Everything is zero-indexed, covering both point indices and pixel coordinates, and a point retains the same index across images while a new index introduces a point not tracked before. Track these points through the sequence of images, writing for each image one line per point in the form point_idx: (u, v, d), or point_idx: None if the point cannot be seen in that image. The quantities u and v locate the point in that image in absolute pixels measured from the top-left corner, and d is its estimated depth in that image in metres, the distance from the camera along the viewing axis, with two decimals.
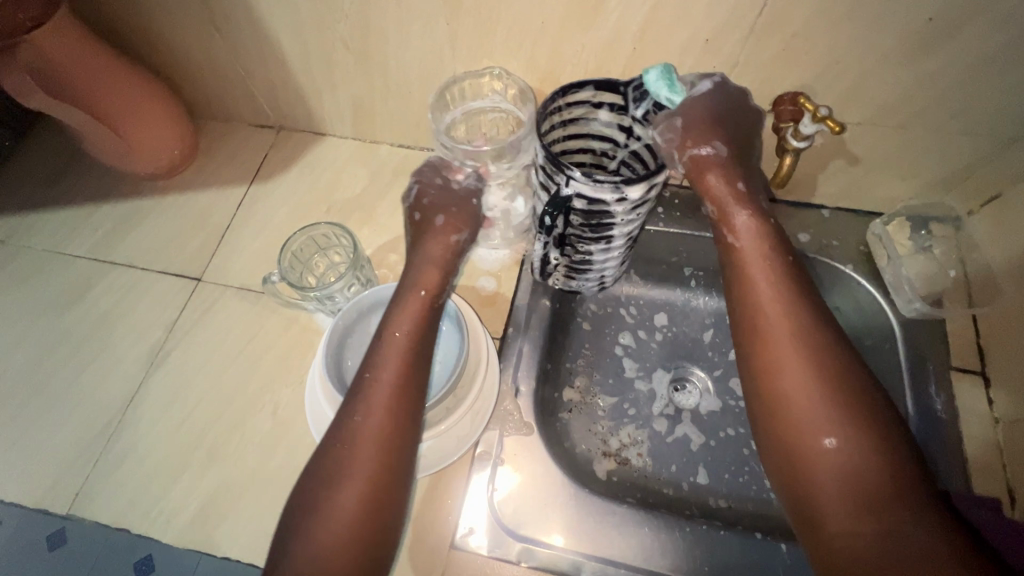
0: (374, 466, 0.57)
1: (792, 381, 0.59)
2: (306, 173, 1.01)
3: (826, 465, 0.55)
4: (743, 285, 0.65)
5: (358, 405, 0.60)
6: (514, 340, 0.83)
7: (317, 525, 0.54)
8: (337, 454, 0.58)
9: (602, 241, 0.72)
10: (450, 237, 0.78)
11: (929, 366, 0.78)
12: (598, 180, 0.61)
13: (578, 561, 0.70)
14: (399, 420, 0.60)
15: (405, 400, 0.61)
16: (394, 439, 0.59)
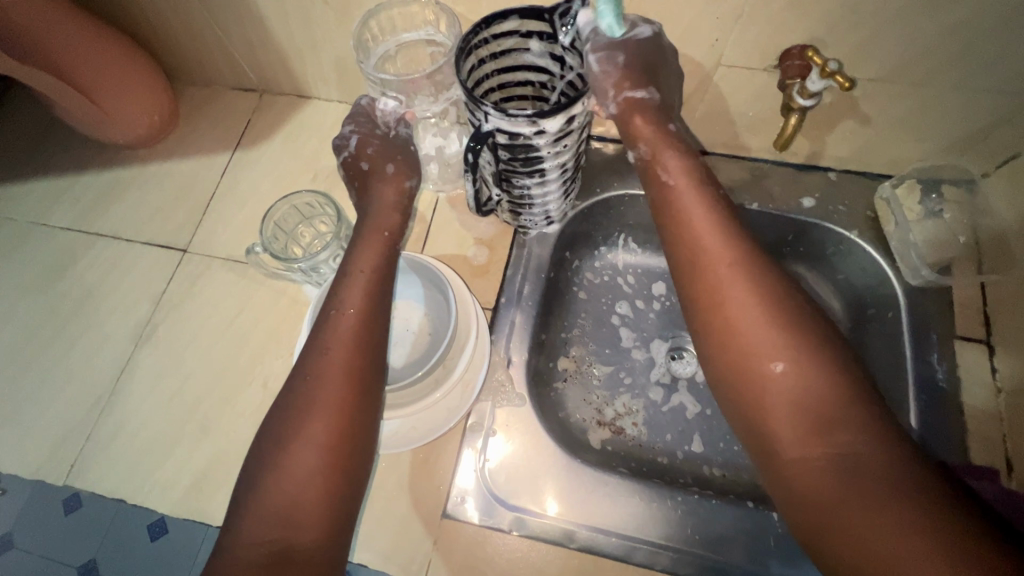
0: (341, 414, 0.58)
1: (739, 313, 0.59)
2: (292, 138, 0.97)
3: (775, 395, 0.55)
4: (682, 225, 0.64)
5: (318, 353, 0.61)
6: (506, 311, 0.81)
7: (285, 476, 0.56)
8: (299, 404, 0.59)
9: (534, 174, 0.72)
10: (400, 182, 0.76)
11: (932, 334, 0.76)
12: (512, 114, 0.62)
13: (571, 531, 0.70)
14: (355, 356, 0.61)
15: (363, 345, 0.62)
16: (354, 383, 0.60)
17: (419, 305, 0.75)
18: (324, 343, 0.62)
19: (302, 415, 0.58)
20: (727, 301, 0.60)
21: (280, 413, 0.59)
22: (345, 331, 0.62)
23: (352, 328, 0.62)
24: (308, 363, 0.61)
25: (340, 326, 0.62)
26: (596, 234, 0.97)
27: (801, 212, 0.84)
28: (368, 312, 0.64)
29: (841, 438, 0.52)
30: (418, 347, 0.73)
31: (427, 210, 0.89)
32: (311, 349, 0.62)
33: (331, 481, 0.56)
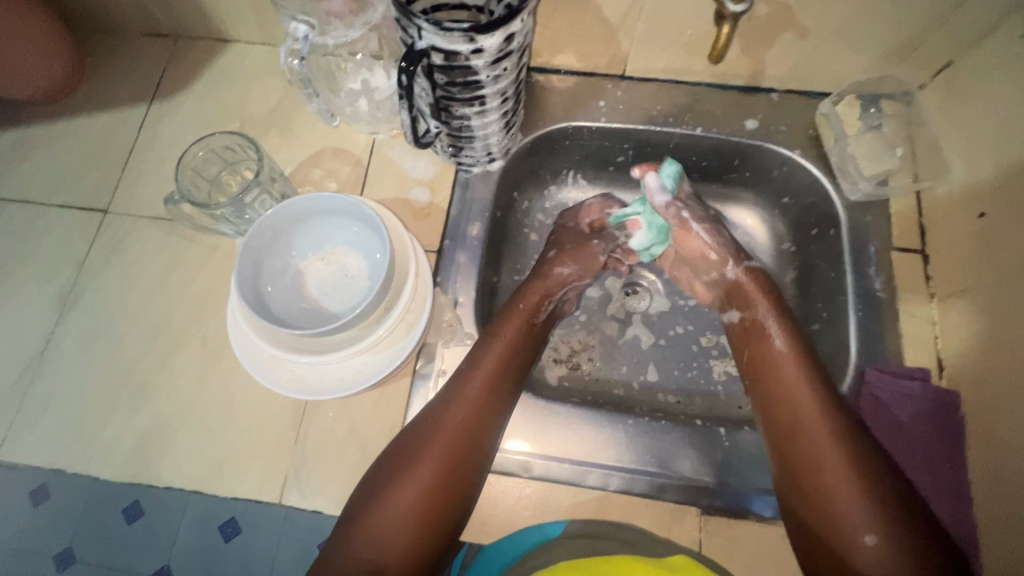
0: (457, 447, 0.65)
1: (797, 402, 0.66)
2: (213, 86, 0.90)
3: (831, 474, 0.60)
4: (772, 373, 0.69)
5: (454, 389, 0.69)
6: (451, 252, 0.79)
7: (398, 489, 0.62)
8: (426, 435, 0.65)
9: (474, 102, 0.66)
10: (557, 268, 0.83)
11: (871, 247, 0.77)
12: (446, 29, 0.55)
13: (526, 462, 0.70)
14: (449, 470, 0.64)
15: (505, 385, 0.70)
16: (489, 417, 0.68)
17: (352, 247, 0.71)
18: (457, 387, 0.69)
19: (414, 446, 0.65)
20: (791, 397, 0.66)
21: (414, 431, 0.66)
22: (487, 366, 0.70)
23: (490, 371, 0.70)
24: (449, 394, 0.68)
25: (480, 370, 0.70)
26: (542, 171, 0.95)
27: (743, 134, 0.84)
28: (513, 368, 0.72)
29: (886, 512, 0.57)
30: (356, 290, 0.70)
31: (363, 153, 0.84)
32: (456, 383, 0.69)
33: (433, 508, 0.62)
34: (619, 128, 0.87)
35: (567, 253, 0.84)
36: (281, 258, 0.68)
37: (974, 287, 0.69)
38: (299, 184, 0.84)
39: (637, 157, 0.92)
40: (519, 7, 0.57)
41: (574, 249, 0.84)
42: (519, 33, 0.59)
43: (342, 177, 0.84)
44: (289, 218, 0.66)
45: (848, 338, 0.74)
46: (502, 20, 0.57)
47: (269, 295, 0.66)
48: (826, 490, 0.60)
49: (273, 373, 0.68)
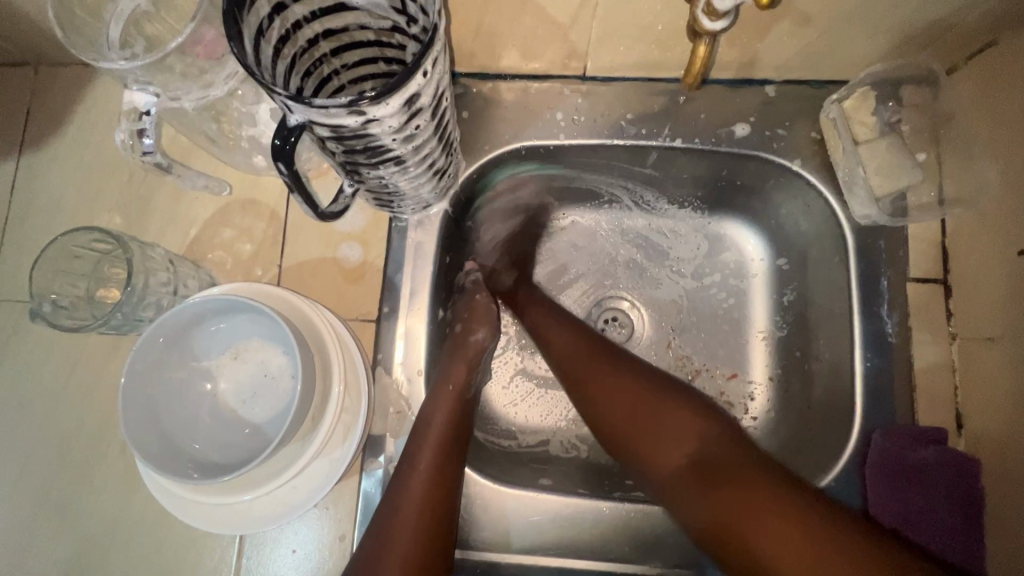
0: (416, 550, 0.55)
1: (730, 503, 0.52)
2: (87, 127, 0.71)
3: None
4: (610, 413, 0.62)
5: (396, 496, 0.58)
6: (391, 322, 0.68)
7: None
8: (375, 557, 0.55)
9: (386, 164, 0.53)
10: (469, 337, 0.69)
11: (882, 280, 0.65)
12: (323, 102, 0.41)
13: (493, 562, 0.63)
14: (418, 568, 0.55)
15: (449, 473, 0.60)
16: (439, 514, 0.58)
17: (269, 342, 0.60)
18: (397, 495, 0.58)
19: (364, 567, 0.54)
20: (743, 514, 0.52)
21: (357, 553, 0.56)
22: (429, 447, 0.61)
23: (428, 468, 0.60)
24: (391, 503, 0.58)
25: (420, 460, 0.60)
26: (497, 193, 0.78)
27: (731, 143, 0.69)
28: (452, 452, 0.62)
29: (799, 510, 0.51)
30: (281, 393, 0.59)
31: (278, 204, 0.70)
32: (393, 490, 0.59)
33: None
34: (582, 143, 0.72)
35: (476, 318, 0.71)
36: (181, 370, 0.56)
37: (1004, 338, 0.58)
38: (208, 248, 0.69)
39: (607, 172, 0.77)
40: (420, 58, 0.43)
41: (476, 310, 0.72)
42: (428, 87, 0.46)
43: (257, 236, 0.70)
44: (182, 326, 0.54)
45: (852, 390, 0.65)
46: (398, 81, 0.43)
47: (194, 445, 0.55)
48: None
49: (198, 510, 0.58)
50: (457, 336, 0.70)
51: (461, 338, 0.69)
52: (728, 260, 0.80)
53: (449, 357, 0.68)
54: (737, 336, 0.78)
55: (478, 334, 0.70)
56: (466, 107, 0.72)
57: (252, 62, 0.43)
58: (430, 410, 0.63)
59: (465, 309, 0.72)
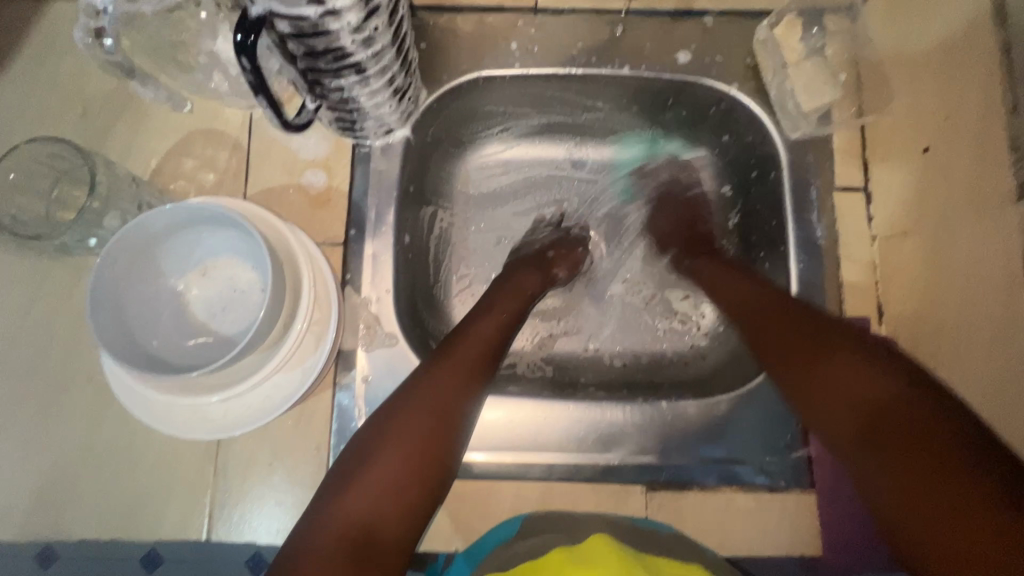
0: (435, 431, 0.56)
1: (873, 431, 0.50)
2: (37, 60, 0.71)
3: (945, 497, 0.44)
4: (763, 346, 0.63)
5: (415, 396, 0.57)
6: (358, 244, 0.70)
7: (359, 496, 0.51)
8: (391, 425, 0.55)
9: (347, 72, 0.55)
10: (553, 269, 0.77)
11: (812, 189, 0.72)
12: None
13: (464, 463, 0.66)
14: (433, 449, 0.55)
15: (471, 391, 0.59)
16: (454, 422, 0.57)
17: (237, 256, 0.61)
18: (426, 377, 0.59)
19: (366, 451, 0.54)
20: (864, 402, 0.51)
21: (361, 438, 0.55)
22: (471, 348, 0.62)
23: (465, 363, 0.60)
24: (407, 400, 0.57)
25: (455, 355, 0.61)
26: (459, 128, 0.81)
27: (675, 70, 0.75)
28: (480, 371, 0.61)
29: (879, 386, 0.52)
30: (249, 306, 0.61)
31: (241, 133, 0.71)
32: (421, 372, 0.59)
33: (412, 486, 0.53)
34: (536, 73, 0.75)
35: (561, 257, 0.79)
36: (149, 281, 0.57)
37: (916, 229, 0.65)
38: (170, 177, 0.69)
39: (563, 104, 0.81)
40: None
41: (566, 253, 0.80)
42: None
43: (219, 165, 0.71)
44: (150, 234, 0.55)
45: (788, 290, 0.71)
46: None
47: (155, 343, 0.56)
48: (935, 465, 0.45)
49: (169, 416, 0.60)
50: (545, 262, 0.77)
51: (546, 266, 0.77)
52: (679, 189, 0.85)
53: (521, 266, 0.75)
54: None
55: (558, 270, 0.78)
56: (424, 39, 0.75)
57: None
58: (477, 327, 0.64)
59: (556, 243, 0.81)
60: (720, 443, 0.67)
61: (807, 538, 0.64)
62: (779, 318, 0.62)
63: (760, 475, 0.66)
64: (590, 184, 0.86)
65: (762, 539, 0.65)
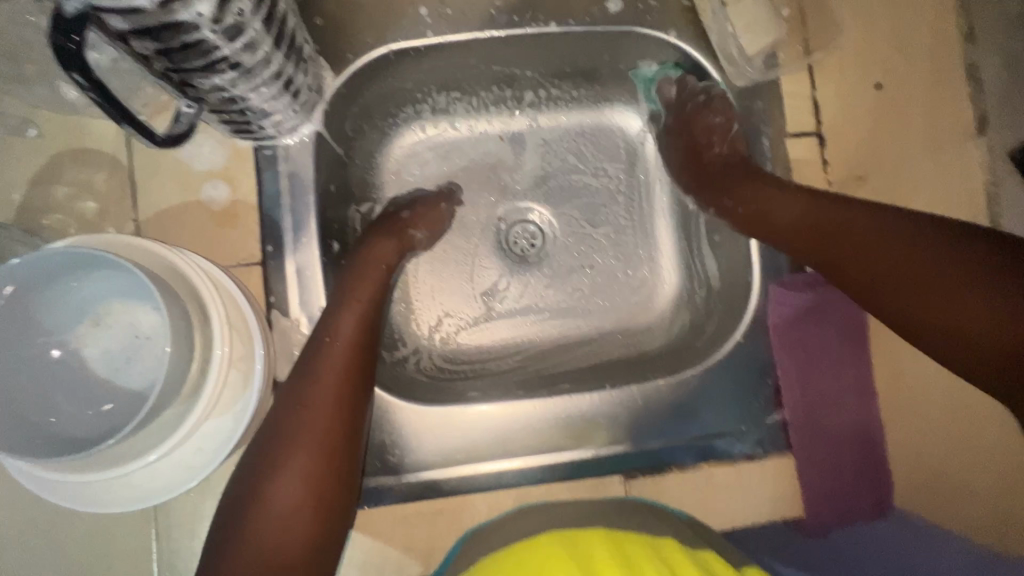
0: (333, 430, 0.52)
1: (905, 294, 0.50)
2: None
3: (957, 308, 0.46)
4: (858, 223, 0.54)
5: (294, 422, 0.51)
6: (279, 262, 0.62)
7: (255, 546, 0.47)
8: (287, 435, 0.50)
9: (217, 68, 0.46)
10: (409, 231, 0.68)
11: (764, 139, 0.67)
12: None
13: (434, 481, 0.62)
14: (338, 453, 0.52)
15: (358, 398, 0.54)
16: (348, 435, 0.53)
17: (132, 299, 0.53)
18: (313, 366, 0.54)
19: (250, 496, 0.49)
20: (868, 265, 0.52)
21: (243, 481, 0.50)
22: (351, 327, 0.57)
23: (350, 344, 0.56)
24: (287, 428, 0.51)
25: (342, 334, 0.56)
26: (378, 112, 0.72)
27: (606, 22, 0.68)
28: (358, 377, 0.55)
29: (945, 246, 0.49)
30: (158, 352, 0.53)
31: (119, 150, 0.61)
32: (309, 362, 0.54)
33: (323, 497, 0.50)
34: (454, 41, 0.67)
35: (421, 217, 0.70)
36: (27, 347, 0.48)
37: (871, 173, 0.62)
38: (40, 212, 0.59)
39: (488, 73, 0.73)
40: None
41: (423, 211, 0.71)
42: None
43: (99, 190, 0.61)
44: (12, 296, 0.45)
45: (749, 250, 0.67)
46: None
47: (51, 419, 0.48)
48: (921, 277, 0.49)
49: (91, 493, 0.52)
50: (399, 224, 0.68)
51: (401, 228, 0.68)
52: (625, 152, 0.79)
53: (375, 233, 0.66)
54: (644, 227, 0.79)
55: (416, 234, 0.69)
56: (318, 14, 0.64)
57: None
58: (336, 325, 0.56)
59: (416, 202, 0.72)
60: (696, 419, 0.65)
61: (786, 497, 0.64)
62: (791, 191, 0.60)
63: (736, 445, 0.65)
64: (531, 158, 0.80)
65: (745, 507, 0.64)
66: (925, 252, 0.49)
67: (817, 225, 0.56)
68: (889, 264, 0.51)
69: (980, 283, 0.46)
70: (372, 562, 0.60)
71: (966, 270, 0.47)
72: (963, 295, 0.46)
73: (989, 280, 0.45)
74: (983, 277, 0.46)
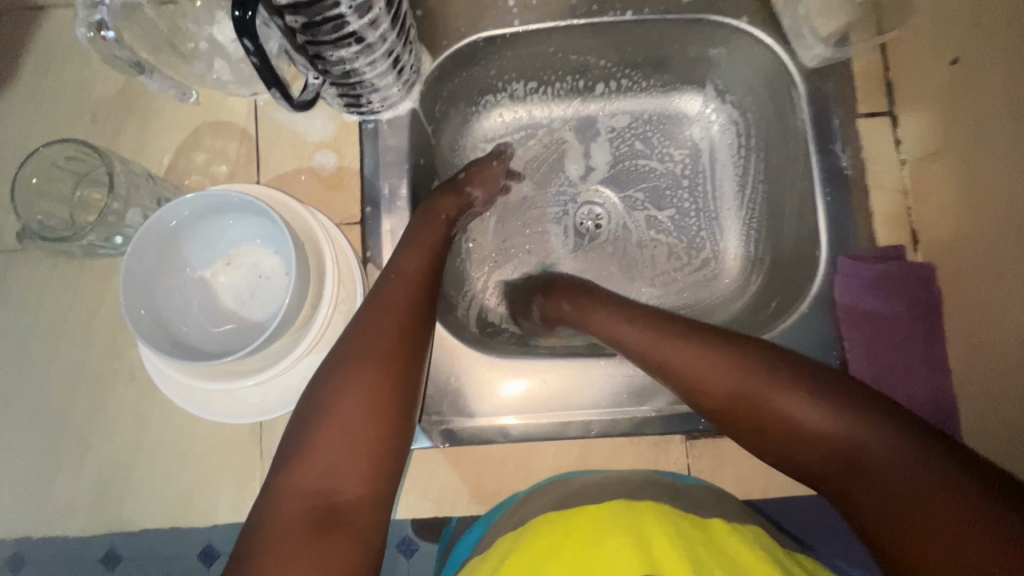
0: (396, 348, 0.53)
1: (865, 495, 0.47)
2: (48, 73, 0.72)
3: (867, 452, 0.48)
4: (758, 401, 0.53)
5: (357, 346, 0.53)
6: (375, 221, 0.70)
7: (318, 461, 0.47)
8: (352, 355, 0.52)
9: (346, 42, 0.54)
10: (467, 190, 0.73)
11: (834, 118, 0.69)
12: None
13: (504, 428, 0.66)
14: (399, 372, 0.52)
15: (420, 327, 0.57)
16: (410, 359, 0.54)
17: (258, 244, 0.62)
18: (380, 296, 0.57)
19: (316, 415, 0.49)
20: (795, 423, 0.51)
21: (310, 399, 0.51)
22: (416, 265, 0.61)
23: (415, 280, 0.60)
24: (351, 349, 0.53)
25: (407, 270, 0.61)
26: (463, 98, 0.80)
27: (679, 10, 0.72)
28: (419, 312, 0.58)
29: (871, 425, 0.49)
30: (275, 290, 0.62)
31: (248, 122, 0.71)
32: (377, 294, 0.58)
33: (385, 416, 0.50)
34: (536, 30, 0.74)
35: (477, 177, 0.75)
36: (176, 270, 0.58)
37: (947, 147, 0.62)
38: (184, 173, 0.70)
39: (565, 63, 0.79)
40: None
41: (478, 171, 0.76)
42: None
43: (230, 156, 0.71)
44: (170, 225, 0.55)
45: (817, 225, 0.68)
46: None
47: (185, 329, 0.58)
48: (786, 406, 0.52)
49: (215, 404, 0.61)
50: (456, 184, 0.73)
51: (460, 186, 0.73)
52: (690, 138, 0.84)
53: (439, 190, 0.72)
54: (708, 209, 0.83)
55: (473, 192, 0.74)
56: (420, 6, 0.72)
57: None
58: (402, 260, 0.61)
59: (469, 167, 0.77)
60: None
61: None
62: (676, 342, 0.58)
63: None
64: (599, 143, 0.85)
65: None
66: (883, 462, 0.47)
67: (690, 382, 0.56)
68: (818, 435, 0.50)
69: (932, 461, 0.46)
70: (444, 496, 0.66)
71: (935, 475, 0.45)
72: (951, 512, 0.43)
73: (943, 472, 0.45)
74: (931, 467, 0.45)
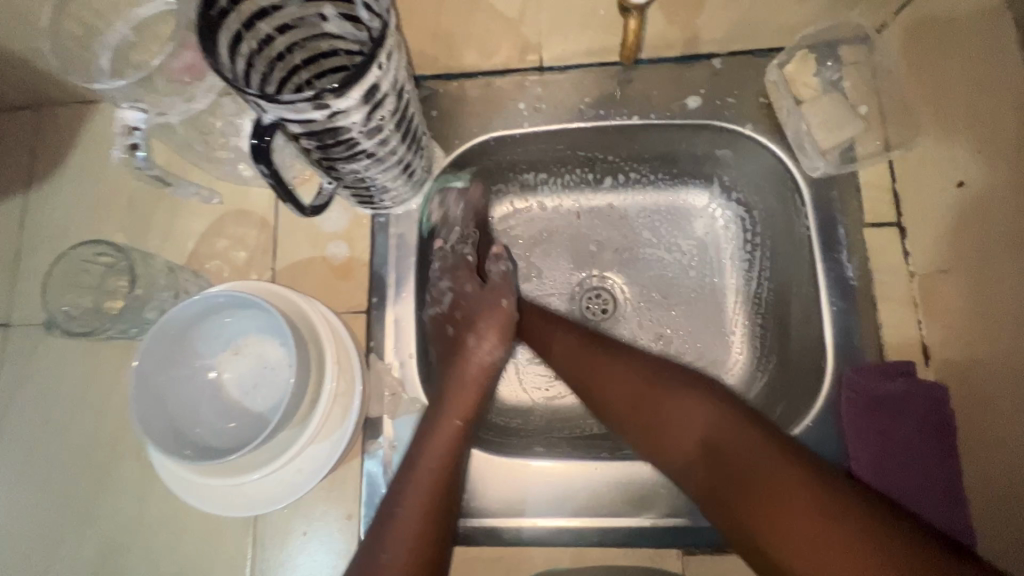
0: (427, 525, 0.58)
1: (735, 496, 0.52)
2: (93, 162, 0.78)
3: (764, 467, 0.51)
4: (684, 412, 0.57)
5: (391, 525, 0.57)
6: (380, 311, 0.72)
7: None
8: (385, 533, 0.57)
9: (357, 157, 0.57)
10: (483, 356, 0.71)
11: (840, 228, 0.69)
12: (286, 99, 0.46)
13: (494, 529, 0.65)
14: (430, 550, 0.57)
15: (449, 493, 0.61)
16: (439, 531, 0.59)
17: (265, 335, 0.64)
18: (411, 466, 0.62)
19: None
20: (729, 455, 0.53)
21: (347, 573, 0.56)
22: (449, 429, 0.64)
23: (445, 446, 0.63)
24: (384, 527, 0.57)
25: (440, 433, 0.64)
26: (474, 188, 0.83)
27: (684, 115, 0.74)
28: (446, 485, 0.61)
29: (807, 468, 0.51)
30: (278, 382, 0.63)
31: (268, 212, 0.75)
32: (410, 463, 0.62)
33: None
34: (545, 130, 0.76)
35: (485, 326, 0.73)
36: (187, 365, 0.61)
37: (955, 267, 0.61)
38: (205, 258, 0.74)
39: (574, 157, 0.81)
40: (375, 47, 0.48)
41: (479, 289, 0.75)
42: (385, 76, 0.50)
43: (249, 244, 0.74)
44: (182, 324, 0.58)
45: (823, 334, 0.67)
46: (355, 74, 0.47)
47: (195, 428, 0.59)
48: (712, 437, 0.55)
49: (215, 498, 0.62)
50: (462, 333, 0.72)
51: (467, 329, 0.73)
52: (700, 230, 0.84)
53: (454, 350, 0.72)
54: (716, 302, 0.82)
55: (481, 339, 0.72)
56: (435, 107, 0.77)
57: (223, 69, 0.48)
58: (436, 429, 0.64)
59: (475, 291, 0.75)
60: None
61: None
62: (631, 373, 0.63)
63: None
64: (606, 231, 0.86)
65: None
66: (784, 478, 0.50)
67: (634, 401, 0.61)
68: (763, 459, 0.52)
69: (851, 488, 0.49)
70: None
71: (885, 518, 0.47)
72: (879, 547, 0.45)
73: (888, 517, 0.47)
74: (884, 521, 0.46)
